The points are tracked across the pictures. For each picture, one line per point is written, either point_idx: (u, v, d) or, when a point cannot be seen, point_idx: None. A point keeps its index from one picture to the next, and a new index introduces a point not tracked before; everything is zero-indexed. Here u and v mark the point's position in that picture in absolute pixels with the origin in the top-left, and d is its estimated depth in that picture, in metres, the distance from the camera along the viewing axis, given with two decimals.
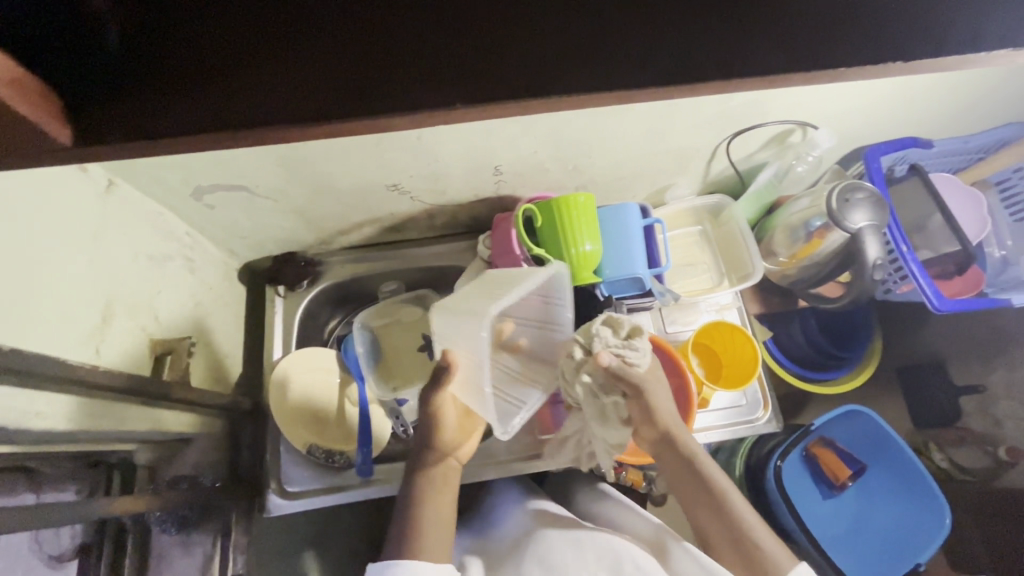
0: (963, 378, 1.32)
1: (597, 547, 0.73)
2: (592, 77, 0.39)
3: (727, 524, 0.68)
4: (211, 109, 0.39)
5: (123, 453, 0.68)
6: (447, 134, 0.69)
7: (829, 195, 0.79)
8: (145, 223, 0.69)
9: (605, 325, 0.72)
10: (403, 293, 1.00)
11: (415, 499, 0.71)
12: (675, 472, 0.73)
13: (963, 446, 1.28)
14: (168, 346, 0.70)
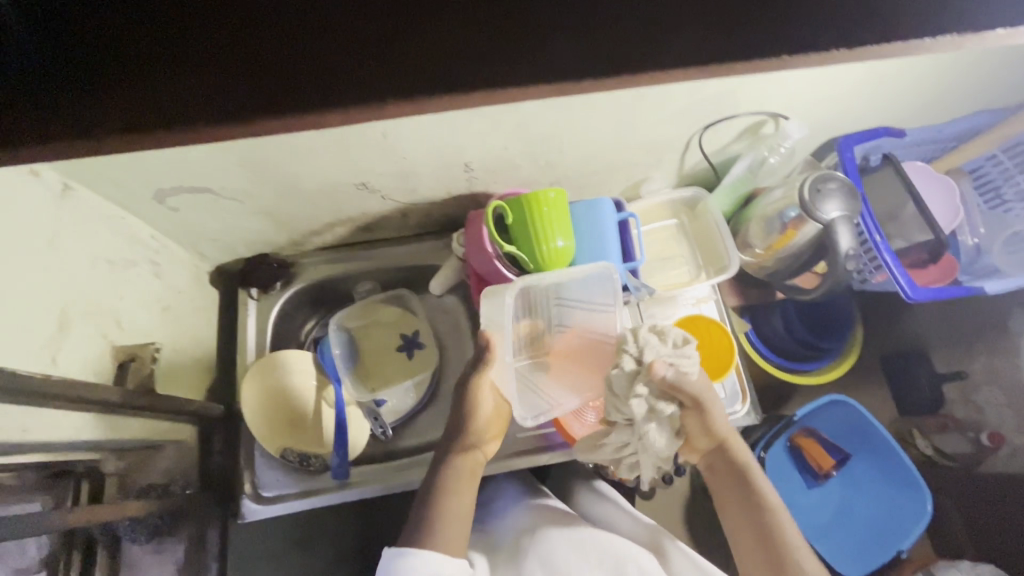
0: (945, 364, 1.33)
1: (599, 550, 0.74)
2: (533, 68, 0.37)
3: (771, 545, 0.68)
4: (135, 107, 0.36)
5: (90, 460, 0.66)
6: (413, 131, 0.68)
7: (801, 186, 0.78)
8: (105, 227, 0.68)
9: (653, 335, 0.68)
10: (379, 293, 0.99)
11: (438, 490, 0.69)
12: (723, 485, 0.73)
13: (946, 433, 1.28)
14: (130, 352, 0.69)
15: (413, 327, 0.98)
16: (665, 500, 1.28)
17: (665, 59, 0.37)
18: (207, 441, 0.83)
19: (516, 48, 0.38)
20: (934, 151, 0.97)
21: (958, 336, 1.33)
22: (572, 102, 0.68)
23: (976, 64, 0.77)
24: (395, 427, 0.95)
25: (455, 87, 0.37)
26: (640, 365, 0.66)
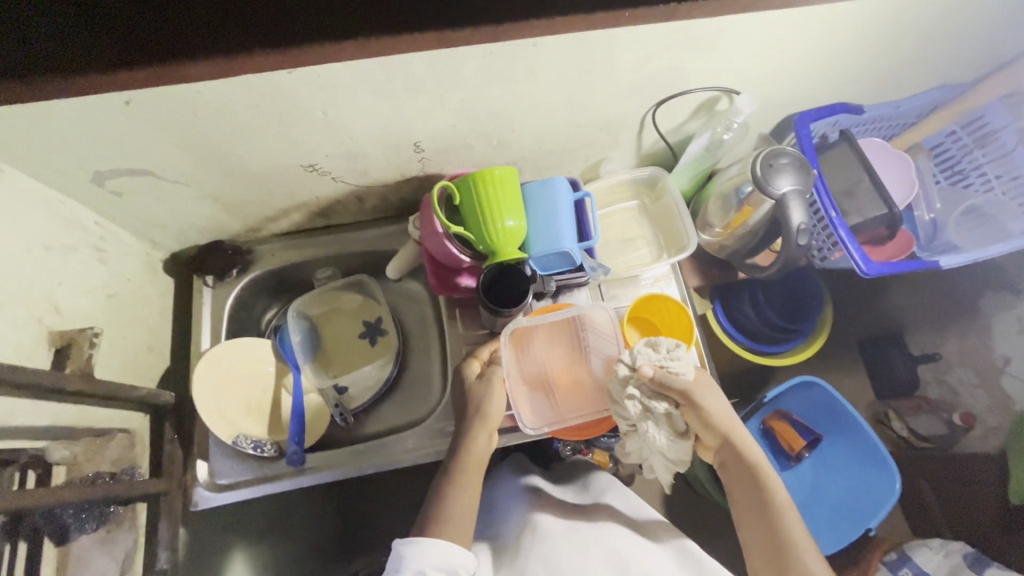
0: (919, 346, 1.33)
1: (603, 549, 0.74)
2: None
3: (776, 546, 0.67)
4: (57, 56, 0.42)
5: (35, 449, 0.65)
6: (354, 108, 0.67)
7: (754, 162, 0.78)
8: (39, 211, 0.66)
9: (644, 344, 0.71)
10: (339, 279, 0.98)
11: (443, 484, 0.70)
12: (732, 483, 0.72)
13: (922, 415, 1.28)
14: (67, 337, 0.67)
15: (376, 313, 0.97)
16: (641, 486, 1.28)
17: None
18: (160, 430, 0.82)
19: None
20: (895, 127, 0.97)
21: (930, 317, 1.34)
22: (517, 76, 0.67)
23: (928, 36, 0.76)
24: (358, 413, 0.94)
25: None
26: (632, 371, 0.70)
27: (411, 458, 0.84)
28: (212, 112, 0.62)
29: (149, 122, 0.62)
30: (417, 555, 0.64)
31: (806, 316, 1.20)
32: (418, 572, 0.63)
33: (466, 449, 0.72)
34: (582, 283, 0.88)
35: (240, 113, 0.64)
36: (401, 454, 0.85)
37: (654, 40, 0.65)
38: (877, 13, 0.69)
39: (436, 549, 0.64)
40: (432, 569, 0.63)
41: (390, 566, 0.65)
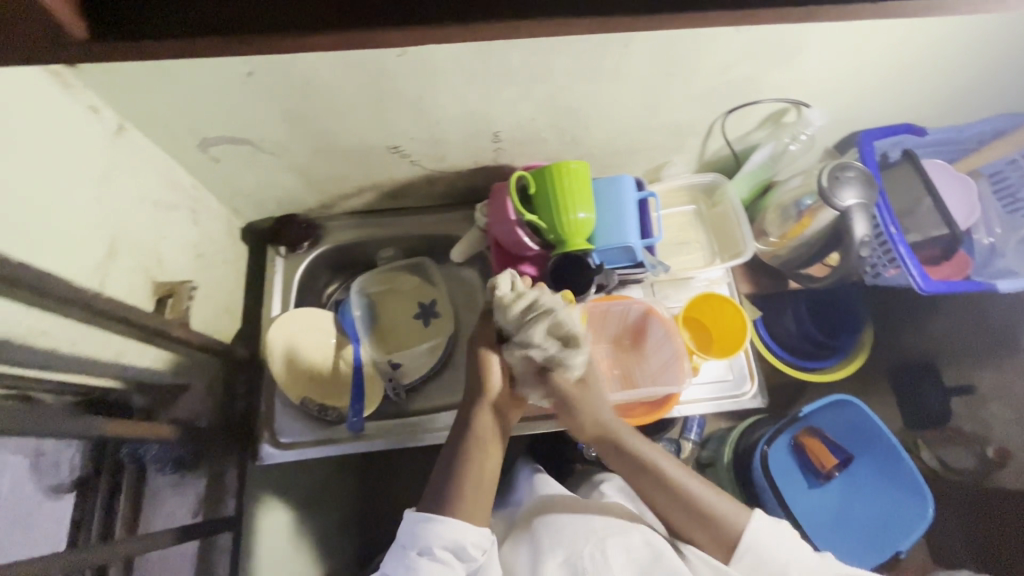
0: (954, 377, 1.30)
1: (605, 518, 0.73)
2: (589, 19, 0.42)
3: (686, 504, 0.68)
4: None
5: (118, 393, 0.69)
6: (448, 94, 0.71)
7: (820, 174, 0.80)
8: (152, 171, 0.71)
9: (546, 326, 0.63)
10: (400, 260, 1.03)
11: (459, 460, 0.68)
12: (614, 461, 0.73)
13: (951, 447, 1.28)
14: (168, 289, 0.71)
15: (431, 296, 1.01)
16: None
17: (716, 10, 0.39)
18: (232, 386, 0.87)
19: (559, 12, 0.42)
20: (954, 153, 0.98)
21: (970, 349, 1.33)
22: (603, 74, 0.71)
23: (1002, 61, 0.78)
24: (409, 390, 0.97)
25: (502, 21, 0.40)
26: (523, 337, 0.65)
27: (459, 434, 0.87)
28: (320, 88, 0.67)
29: (263, 94, 0.66)
30: (423, 534, 0.63)
31: (846, 334, 1.21)
32: (425, 550, 0.62)
33: (471, 428, 0.69)
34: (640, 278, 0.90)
35: (344, 90, 0.68)
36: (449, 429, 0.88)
37: (738, 47, 0.68)
38: (957, 33, 0.71)
39: (446, 527, 0.63)
40: (440, 546, 0.62)
41: (400, 539, 0.65)
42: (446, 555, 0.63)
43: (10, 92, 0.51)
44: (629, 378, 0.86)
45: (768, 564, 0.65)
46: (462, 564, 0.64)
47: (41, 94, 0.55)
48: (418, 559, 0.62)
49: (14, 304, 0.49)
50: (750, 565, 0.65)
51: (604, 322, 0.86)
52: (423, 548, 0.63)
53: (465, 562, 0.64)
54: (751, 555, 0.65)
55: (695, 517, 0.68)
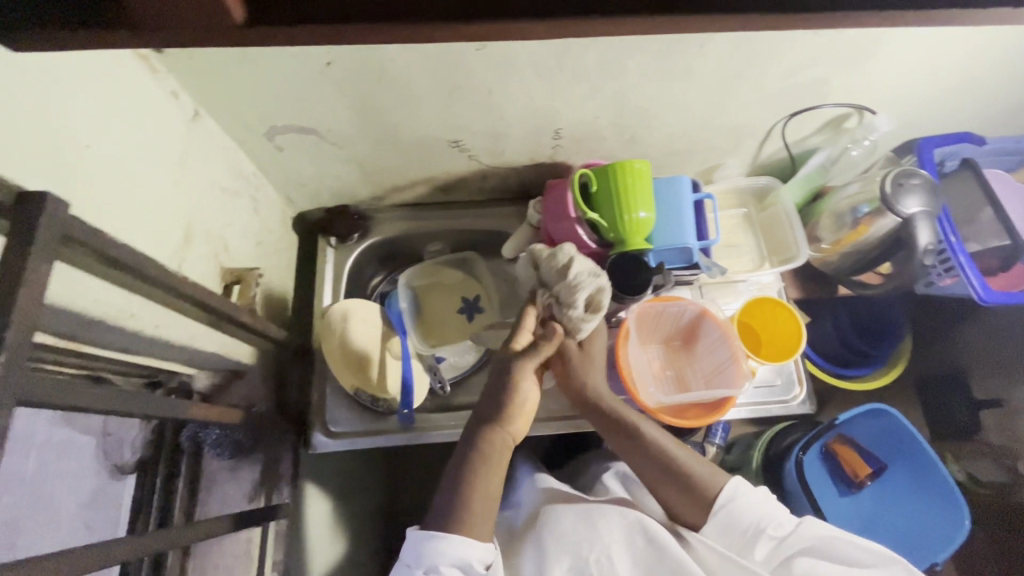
0: (982, 391, 1.24)
1: (609, 519, 0.70)
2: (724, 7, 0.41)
3: (664, 464, 0.69)
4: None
5: (182, 377, 0.70)
6: (518, 89, 0.71)
7: (883, 180, 0.80)
8: (221, 157, 0.72)
9: (589, 290, 0.71)
10: (447, 254, 1.03)
11: (470, 471, 0.65)
12: (598, 422, 0.73)
13: (980, 459, 1.23)
14: (236, 275, 0.72)
15: (474, 291, 1.01)
16: None
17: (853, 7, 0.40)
18: (285, 373, 0.87)
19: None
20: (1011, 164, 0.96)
21: None
22: (674, 74, 0.71)
23: None
24: (453, 383, 0.96)
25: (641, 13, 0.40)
26: (559, 285, 0.72)
27: None
28: (394, 80, 0.67)
29: (336, 85, 0.67)
30: (429, 553, 0.61)
31: (886, 342, 1.19)
32: (430, 570, 0.60)
33: (477, 449, 0.66)
34: (693, 279, 0.89)
35: (416, 82, 0.68)
36: None
37: (813, 49, 0.68)
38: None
39: (445, 544, 0.61)
40: (446, 564, 0.60)
41: (406, 555, 0.63)
42: (454, 574, 0.61)
43: (109, 75, 0.52)
44: (681, 380, 0.87)
45: (741, 517, 0.66)
46: None
47: (133, 78, 0.56)
48: None
49: (108, 284, 0.50)
50: (725, 520, 0.66)
51: (658, 322, 0.86)
52: (429, 567, 0.60)
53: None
54: (727, 509, 0.66)
55: (678, 479, 0.68)
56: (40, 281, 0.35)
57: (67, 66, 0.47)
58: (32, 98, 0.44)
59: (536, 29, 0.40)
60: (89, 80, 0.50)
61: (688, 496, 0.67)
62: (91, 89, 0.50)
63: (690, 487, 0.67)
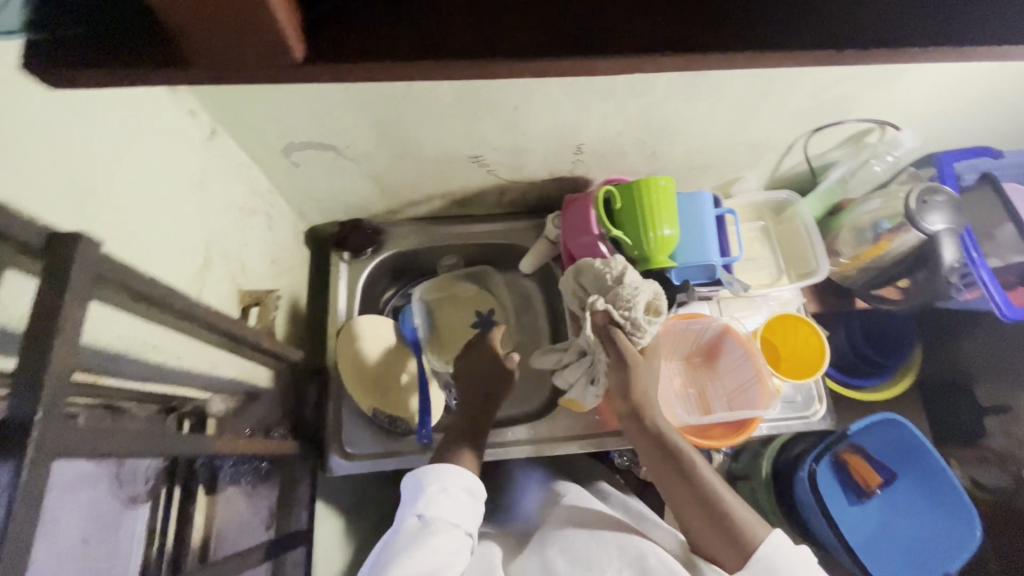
0: (988, 397, 1.21)
1: (621, 542, 0.67)
2: (790, 35, 0.38)
3: (705, 502, 0.62)
4: (415, 31, 0.37)
5: (197, 400, 0.66)
6: (544, 106, 0.70)
7: (908, 196, 0.80)
8: (237, 175, 0.70)
9: (647, 295, 0.69)
10: (460, 269, 1.00)
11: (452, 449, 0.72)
12: (647, 449, 0.66)
13: (984, 465, 1.21)
14: (254, 297, 0.70)
15: (488, 305, 0.98)
16: None
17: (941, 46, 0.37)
18: (299, 393, 0.85)
19: (762, 23, 0.38)
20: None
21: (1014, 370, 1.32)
22: (701, 91, 0.69)
23: None
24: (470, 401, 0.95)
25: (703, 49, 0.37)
26: (615, 292, 0.69)
27: (531, 449, 0.84)
28: (419, 97, 0.65)
29: (359, 102, 0.65)
30: (443, 475, 0.66)
31: (898, 352, 1.18)
32: (443, 488, 0.65)
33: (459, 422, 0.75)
34: (714, 295, 0.89)
35: (441, 99, 0.66)
36: (517, 445, 0.85)
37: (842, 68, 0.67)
38: None
39: (441, 471, 0.66)
40: (457, 483, 0.66)
41: (410, 489, 0.66)
42: (462, 496, 0.65)
43: (129, 99, 0.50)
44: (704, 399, 0.85)
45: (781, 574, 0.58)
46: (472, 505, 0.66)
47: (153, 99, 0.53)
48: (438, 493, 0.64)
49: (129, 317, 0.48)
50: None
51: (681, 339, 0.86)
52: (442, 487, 0.65)
53: (474, 507, 0.66)
54: (766, 563, 0.59)
55: (722, 523, 0.61)
56: (75, 328, 0.34)
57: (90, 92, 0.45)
58: (60, 129, 0.42)
59: (611, 65, 0.37)
60: (111, 105, 0.47)
61: (729, 543, 0.60)
62: (113, 115, 0.48)
63: (733, 533, 0.61)
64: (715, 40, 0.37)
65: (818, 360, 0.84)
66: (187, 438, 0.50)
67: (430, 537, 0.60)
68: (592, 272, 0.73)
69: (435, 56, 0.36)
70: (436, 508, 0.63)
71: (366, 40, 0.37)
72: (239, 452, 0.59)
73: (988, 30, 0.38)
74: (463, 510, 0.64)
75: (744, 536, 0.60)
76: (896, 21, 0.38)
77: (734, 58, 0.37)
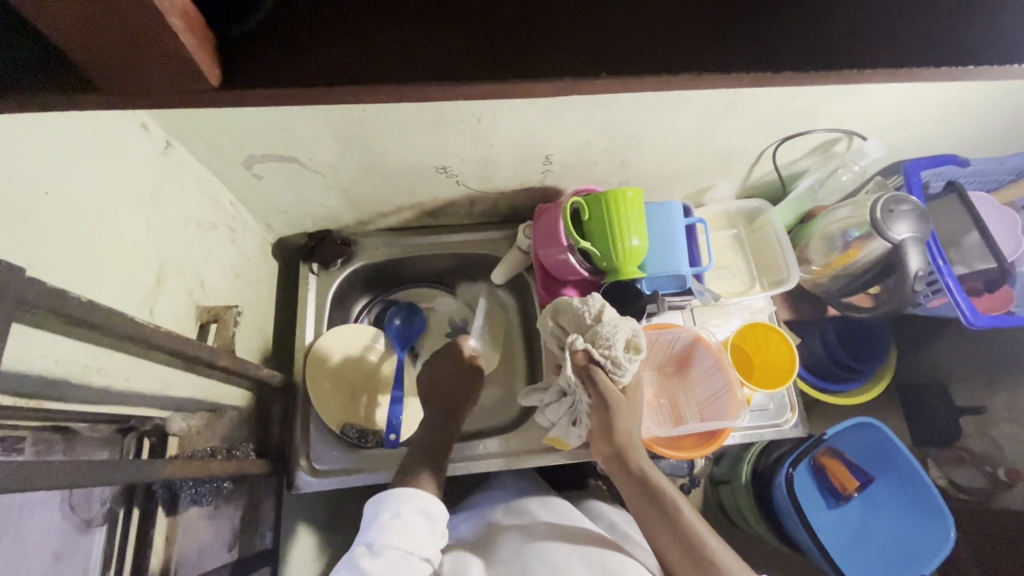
0: (963, 397, 1.21)
1: (606, 559, 0.67)
2: (726, 50, 0.37)
3: (688, 549, 0.61)
4: (348, 53, 0.37)
5: (157, 419, 0.65)
6: (509, 118, 0.69)
7: (874, 205, 0.80)
8: (196, 190, 0.68)
9: (626, 332, 0.68)
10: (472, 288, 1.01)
11: (411, 468, 0.71)
12: (628, 490, 0.66)
13: (961, 466, 1.21)
14: (213, 314, 0.69)
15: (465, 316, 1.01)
16: None
17: (876, 68, 0.36)
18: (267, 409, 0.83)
19: (700, 33, 0.37)
20: (992, 183, 0.96)
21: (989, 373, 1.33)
22: (666, 102, 0.69)
23: None
24: None
25: (635, 67, 0.37)
26: (595, 331, 0.67)
27: (502, 462, 0.83)
28: (379, 110, 0.64)
29: (318, 116, 0.64)
30: (396, 501, 0.65)
31: (871, 357, 1.19)
32: (395, 514, 0.63)
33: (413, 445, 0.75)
34: (686, 304, 0.88)
35: (402, 112, 0.65)
36: (488, 458, 0.84)
37: None
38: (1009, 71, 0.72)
39: (397, 497, 0.65)
40: (409, 508, 0.64)
41: (367, 515, 0.65)
42: (419, 520, 0.64)
43: (73, 119, 0.48)
44: (676, 409, 0.85)
45: None
46: (430, 528, 0.64)
47: (99, 115, 0.51)
48: (389, 520, 0.63)
49: (69, 339, 0.47)
50: None
51: (653, 349, 0.85)
52: (395, 513, 0.63)
53: (432, 529, 0.65)
54: None
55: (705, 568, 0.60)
56: None
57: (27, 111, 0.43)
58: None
59: (539, 87, 0.37)
60: (51, 121, 0.46)
61: None
62: (53, 132, 0.46)
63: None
64: (646, 57, 0.37)
65: (786, 372, 0.84)
66: (135, 464, 0.48)
67: (377, 567, 0.58)
68: (570, 310, 0.71)
69: (368, 78, 0.36)
70: (387, 535, 0.61)
71: (301, 68, 0.37)
72: (194, 475, 0.58)
73: (921, 48, 0.38)
74: (418, 536, 0.62)
75: None
76: (839, 38, 0.37)
77: (661, 80, 0.37)
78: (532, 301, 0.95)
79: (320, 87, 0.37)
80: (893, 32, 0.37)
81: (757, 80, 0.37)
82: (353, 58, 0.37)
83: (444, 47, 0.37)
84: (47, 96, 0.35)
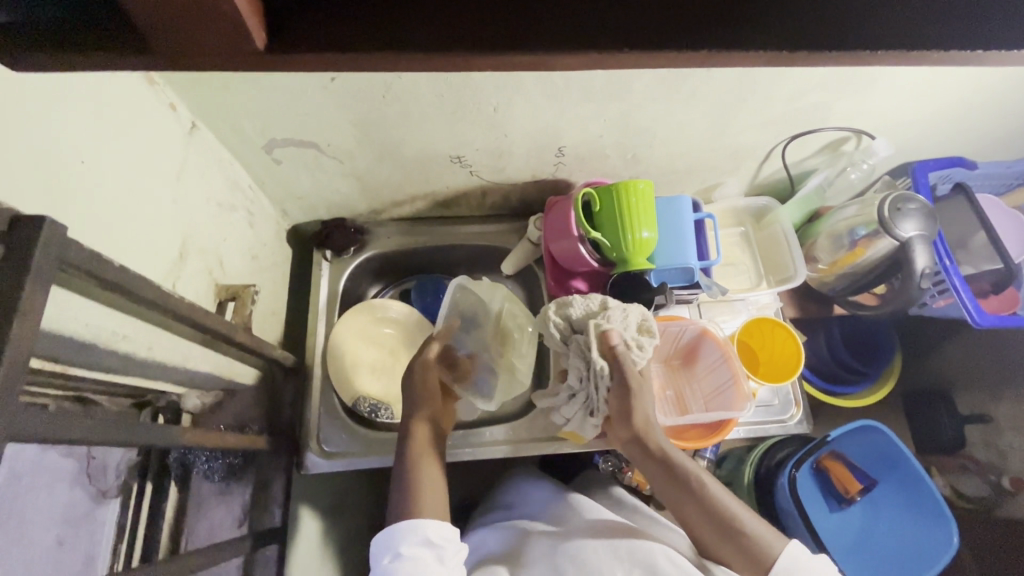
0: (967, 405, 1.21)
1: (634, 547, 0.68)
2: (738, 29, 0.38)
3: (720, 521, 0.64)
4: (370, 26, 0.38)
5: (171, 395, 0.68)
6: (524, 108, 0.71)
7: (881, 204, 0.81)
8: (218, 171, 0.70)
9: (637, 316, 0.71)
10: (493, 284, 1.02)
11: (418, 451, 0.71)
12: (651, 471, 0.67)
13: (965, 475, 1.21)
14: (231, 292, 0.70)
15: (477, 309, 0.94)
16: None
17: (887, 49, 0.37)
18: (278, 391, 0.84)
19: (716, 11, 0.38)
20: (999, 187, 0.97)
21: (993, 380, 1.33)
22: (679, 96, 0.70)
23: None
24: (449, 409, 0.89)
25: (649, 44, 0.38)
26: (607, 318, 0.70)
27: (507, 449, 0.85)
28: (399, 98, 0.66)
29: (339, 101, 0.65)
30: (394, 538, 0.63)
31: (877, 359, 1.19)
32: (396, 556, 0.62)
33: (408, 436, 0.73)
34: (693, 298, 0.90)
35: (420, 100, 0.67)
36: (494, 445, 0.85)
37: (816, 75, 0.68)
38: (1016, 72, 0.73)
39: (405, 531, 0.63)
40: (407, 546, 0.62)
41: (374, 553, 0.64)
42: (423, 552, 0.61)
43: (109, 93, 0.50)
44: (681, 401, 0.86)
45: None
46: (436, 558, 0.62)
47: (132, 92, 0.53)
48: (391, 566, 0.61)
49: (98, 305, 0.48)
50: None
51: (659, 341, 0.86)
52: (396, 554, 0.62)
53: (442, 557, 0.62)
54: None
55: (738, 535, 0.63)
56: (36, 312, 0.34)
57: (67, 82, 0.45)
58: (35, 117, 0.43)
59: (563, 62, 0.38)
60: (88, 94, 0.48)
61: (746, 552, 0.63)
62: (89, 105, 0.48)
63: (751, 545, 0.63)
64: (658, 35, 0.38)
65: (791, 364, 0.85)
66: (157, 428, 0.49)
67: None
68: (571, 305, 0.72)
69: (401, 46, 0.38)
70: None
71: (327, 34, 0.38)
72: (210, 446, 0.59)
73: (931, 32, 0.38)
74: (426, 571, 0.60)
75: (761, 545, 0.62)
76: (858, 20, 0.38)
77: (664, 55, 0.38)
78: (540, 293, 0.96)
79: (348, 54, 0.38)
80: (900, 17, 0.38)
81: (766, 60, 0.38)
82: (377, 28, 0.38)
83: (464, 21, 0.38)
84: (82, 55, 0.36)
